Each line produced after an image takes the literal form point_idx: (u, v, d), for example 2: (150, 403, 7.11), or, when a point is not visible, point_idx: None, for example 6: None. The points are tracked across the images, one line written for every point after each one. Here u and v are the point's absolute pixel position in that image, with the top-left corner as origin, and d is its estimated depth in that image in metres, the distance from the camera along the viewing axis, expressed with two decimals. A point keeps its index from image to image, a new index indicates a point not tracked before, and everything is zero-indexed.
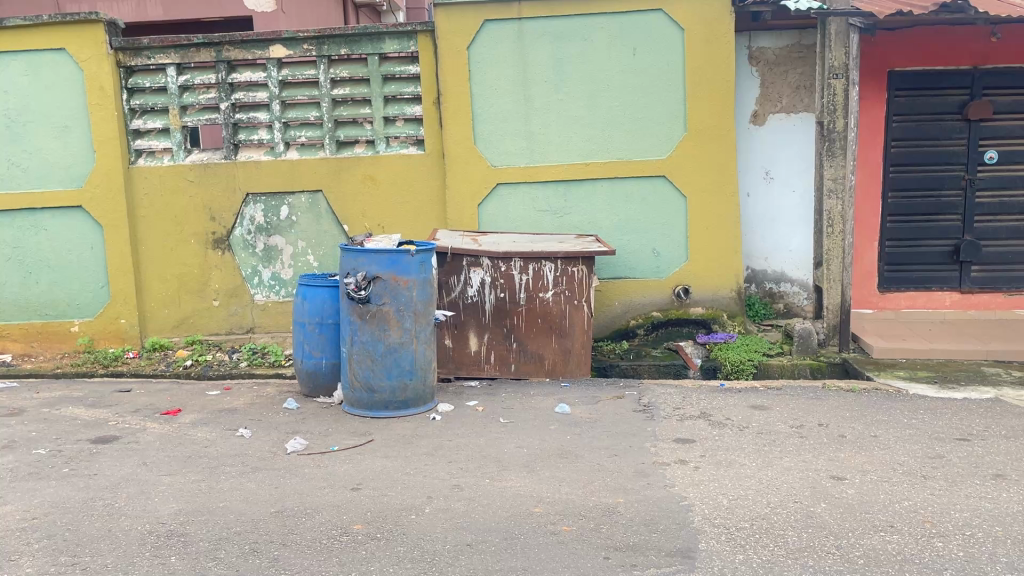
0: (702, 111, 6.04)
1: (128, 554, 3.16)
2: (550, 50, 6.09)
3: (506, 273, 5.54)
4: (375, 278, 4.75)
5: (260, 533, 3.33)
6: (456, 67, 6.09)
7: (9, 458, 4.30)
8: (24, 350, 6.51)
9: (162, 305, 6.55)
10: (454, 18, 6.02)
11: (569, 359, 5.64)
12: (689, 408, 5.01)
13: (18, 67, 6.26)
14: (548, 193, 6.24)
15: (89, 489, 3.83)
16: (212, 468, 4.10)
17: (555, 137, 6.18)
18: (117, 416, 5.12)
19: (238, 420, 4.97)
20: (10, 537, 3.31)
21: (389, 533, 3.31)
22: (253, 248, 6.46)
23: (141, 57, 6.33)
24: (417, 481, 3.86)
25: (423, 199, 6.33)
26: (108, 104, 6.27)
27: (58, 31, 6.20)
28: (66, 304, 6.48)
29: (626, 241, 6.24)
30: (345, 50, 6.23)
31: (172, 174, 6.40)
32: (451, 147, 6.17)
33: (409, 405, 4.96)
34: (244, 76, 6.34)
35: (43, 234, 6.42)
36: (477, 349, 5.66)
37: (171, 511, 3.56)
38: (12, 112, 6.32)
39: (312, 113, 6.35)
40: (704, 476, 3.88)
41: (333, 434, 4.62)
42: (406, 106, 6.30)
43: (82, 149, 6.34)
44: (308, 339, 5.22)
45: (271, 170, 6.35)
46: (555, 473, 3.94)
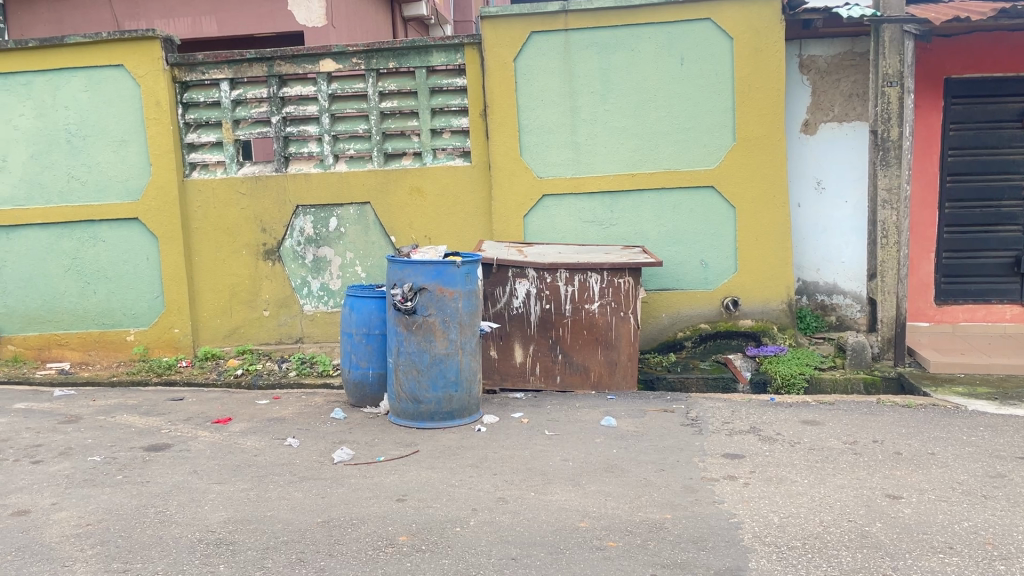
0: (751, 120, 5.97)
1: (179, 561, 3.20)
2: (597, 60, 6.07)
3: (552, 284, 5.53)
4: (421, 288, 4.77)
5: (307, 542, 3.35)
6: (502, 79, 6.11)
7: (65, 465, 4.40)
8: (82, 358, 6.70)
9: (214, 315, 6.67)
10: (500, 30, 6.04)
11: (615, 370, 5.59)
12: (738, 423, 4.92)
13: (79, 83, 6.46)
14: (595, 204, 6.20)
15: (141, 496, 3.91)
16: (261, 477, 4.15)
17: (601, 148, 6.15)
18: (169, 424, 5.22)
19: (287, 429, 5.03)
20: (65, 543, 3.39)
21: (434, 545, 3.30)
22: (302, 259, 6.55)
23: (196, 72, 6.48)
24: (463, 494, 3.85)
25: (469, 210, 6.34)
26: (164, 118, 6.42)
27: (117, 49, 6.39)
28: (123, 313, 6.65)
29: (674, 252, 6.18)
30: (394, 63, 6.30)
31: (225, 186, 6.52)
32: (497, 158, 6.17)
33: (454, 416, 4.97)
34: (295, 90, 6.44)
35: (102, 245, 6.60)
36: (523, 360, 5.64)
37: (221, 519, 3.61)
38: (72, 127, 6.52)
39: (361, 126, 6.43)
40: (754, 493, 3.80)
41: (379, 445, 4.65)
42: (453, 118, 6.34)
43: (137, 162, 6.50)
44: (355, 349, 5.27)
45: (319, 183, 6.43)
46: (602, 487, 3.90)
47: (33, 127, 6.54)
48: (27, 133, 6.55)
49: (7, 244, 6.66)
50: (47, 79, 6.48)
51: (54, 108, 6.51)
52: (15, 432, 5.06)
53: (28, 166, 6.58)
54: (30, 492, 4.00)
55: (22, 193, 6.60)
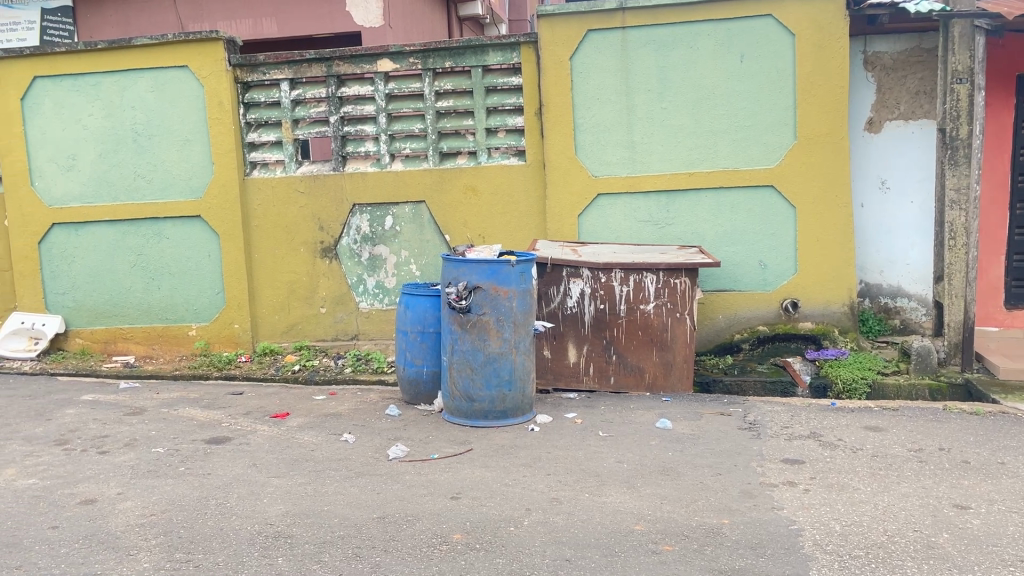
0: (813, 119, 5.85)
1: (239, 553, 3.26)
2: (654, 59, 6.01)
3: (606, 284, 5.49)
4: (475, 287, 4.78)
5: (363, 538, 3.38)
6: (559, 78, 6.09)
7: (131, 456, 4.53)
8: (146, 352, 6.89)
9: (272, 311, 6.79)
10: (556, 29, 6.02)
11: (670, 372, 5.53)
12: (797, 428, 4.82)
13: (145, 84, 6.64)
14: (650, 203, 6.13)
15: (203, 488, 4.00)
16: (318, 472, 4.21)
17: (658, 147, 6.08)
18: (230, 417, 5.33)
19: (343, 425, 5.09)
20: (131, 532, 3.48)
21: (488, 544, 3.31)
22: (358, 257, 6.63)
23: (257, 73, 6.59)
24: (517, 493, 3.84)
25: (524, 209, 6.34)
26: (226, 118, 6.56)
27: (181, 50, 6.55)
28: (185, 309, 6.82)
29: (731, 253, 6.08)
30: (450, 63, 6.33)
31: (284, 185, 6.63)
32: (552, 157, 6.15)
33: (508, 415, 4.97)
34: (353, 90, 6.52)
35: (166, 242, 6.77)
36: (577, 360, 5.61)
37: (279, 512, 3.67)
38: (139, 127, 6.70)
39: (417, 125, 6.48)
40: (814, 500, 3.71)
41: (433, 442, 4.67)
42: (508, 117, 6.34)
43: (200, 161, 6.65)
44: (410, 347, 5.30)
45: (376, 182, 6.50)
46: (657, 490, 3.86)
47: (101, 127, 6.75)
48: (96, 133, 6.76)
49: (76, 240, 6.88)
50: (115, 80, 6.68)
51: (121, 108, 6.70)
52: (83, 423, 5.22)
53: (96, 165, 6.78)
54: (97, 482, 4.12)
55: (90, 191, 6.81)
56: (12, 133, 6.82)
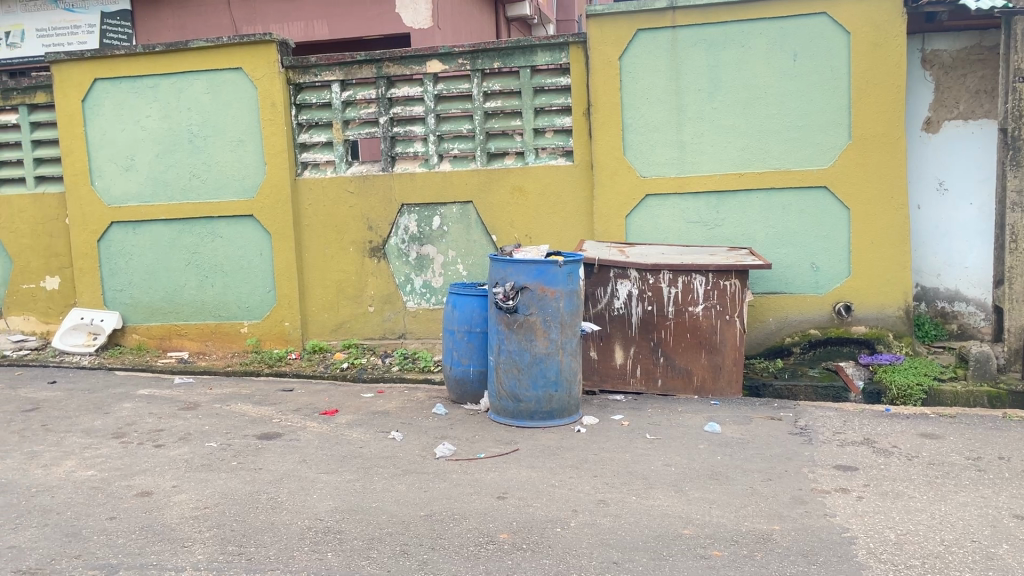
0: (868, 118, 5.74)
1: (289, 548, 3.31)
2: (704, 58, 5.95)
3: (654, 285, 5.45)
4: (523, 288, 4.79)
5: (411, 535, 3.41)
6: (607, 79, 6.06)
7: (185, 449, 4.63)
8: (200, 348, 7.04)
9: (322, 309, 6.88)
10: (606, 29, 5.99)
11: (719, 375, 5.46)
12: (850, 433, 4.73)
13: (201, 86, 6.79)
14: (700, 204, 6.06)
15: (255, 482, 4.07)
16: (366, 469, 4.25)
17: (708, 147, 6.02)
18: (280, 413, 5.42)
19: (390, 423, 5.13)
20: (186, 524, 3.56)
21: (535, 544, 3.31)
22: (406, 257, 6.68)
23: (309, 74, 6.69)
24: (564, 494, 3.84)
25: (571, 209, 6.32)
26: (278, 119, 6.67)
27: (236, 53, 6.68)
28: (237, 306, 6.95)
29: (783, 255, 5.99)
30: (499, 64, 6.36)
31: (334, 185, 6.72)
32: (600, 157, 6.12)
33: (554, 416, 4.96)
34: (402, 91, 6.58)
35: (219, 241, 6.91)
36: (624, 361, 5.57)
37: (329, 508, 3.72)
38: (194, 128, 6.85)
39: (465, 125, 6.51)
40: (868, 508, 3.63)
41: (479, 442, 4.69)
42: (556, 118, 6.33)
43: (253, 162, 6.77)
44: (457, 346, 5.33)
45: (424, 182, 6.55)
46: (706, 495, 3.82)
47: (159, 128, 6.92)
48: (154, 134, 6.93)
49: (134, 238, 7.06)
50: (172, 82, 6.84)
51: (178, 109, 6.86)
52: (139, 417, 5.36)
53: (153, 165, 6.95)
54: (153, 474, 4.23)
55: (148, 191, 6.98)
56: (74, 134, 7.03)
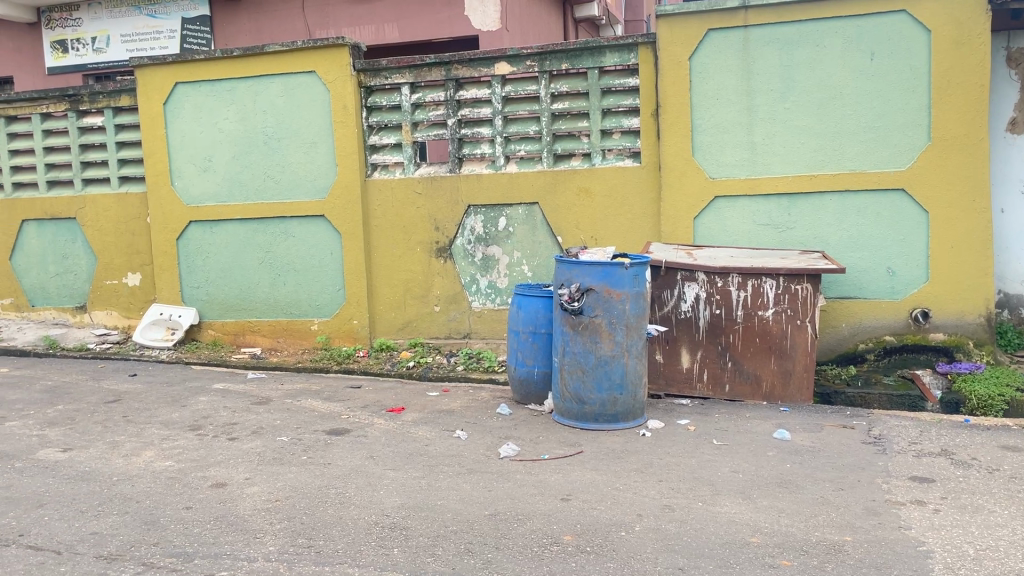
0: (950, 118, 5.56)
1: (357, 542, 3.38)
2: (777, 57, 5.83)
3: (723, 289, 5.38)
4: (589, 289, 4.78)
5: (475, 534, 3.44)
6: (676, 79, 5.99)
7: (257, 443, 4.76)
8: (272, 344, 7.22)
9: (389, 308, 6.98)
10: (676, 28, 5.93)
11: (789, 381, 5.35)
12: (926, 444, 4.58)
13: (276, 89, 6.97)
14: (771, 206, 5.95)
15: (324, 477, 4.16)
16: (431, 467, 4.30)
17: (780, 148, 5.90)
18: (348, 410, 5.52)
19: (455, 421, 5.18)
20: (258, 516, 3.66)
21: (599, 547, 3.30)
22: (472, 258, 6.74)
23: (379, 77, 6.81)
24: (628, 498, 3.81)
25: (638, 211, 6.28)
26: (350, 121, 6.80)
27: (310, 56, 6.83)
28: (308, 304, 7.11)
29: (857, 259, 5.83)
30: (566, 65, 6.35)
31: (403, 186, 6.81)
32: (669, 158, 6.06)
33: (619, 419, 4.93)
34: (470, 93, 6.64)
35: (292, 240, 7.08)
36: (690, 365, 5.50)
37: (395, 504, 3.78)
38: (269, 130, 7.04)
39: (532, 127, 6.52)
40: (945, 521, 3.52)
41: (543, 443, 4.70)
42: (623, 118, 6.29)
43: (325, 163, 6.92)
44: (521, 347, 5.35)
45: (491, 183, 6.58)
46: (774, 503, 3.75)
47: (236, 130, 7.13)
48: (231, 136, 7.14)
49: (211, 237, 7.29)
50: (248, 85, 7.04)
51: (254, 112, 7.05)
52: (214, 410, 5.53)
53: (230, 166, 7.17)
54: (227, 466, 4.36)
55: (224, 191, 7.20)
56: (156, 136, 7.30)
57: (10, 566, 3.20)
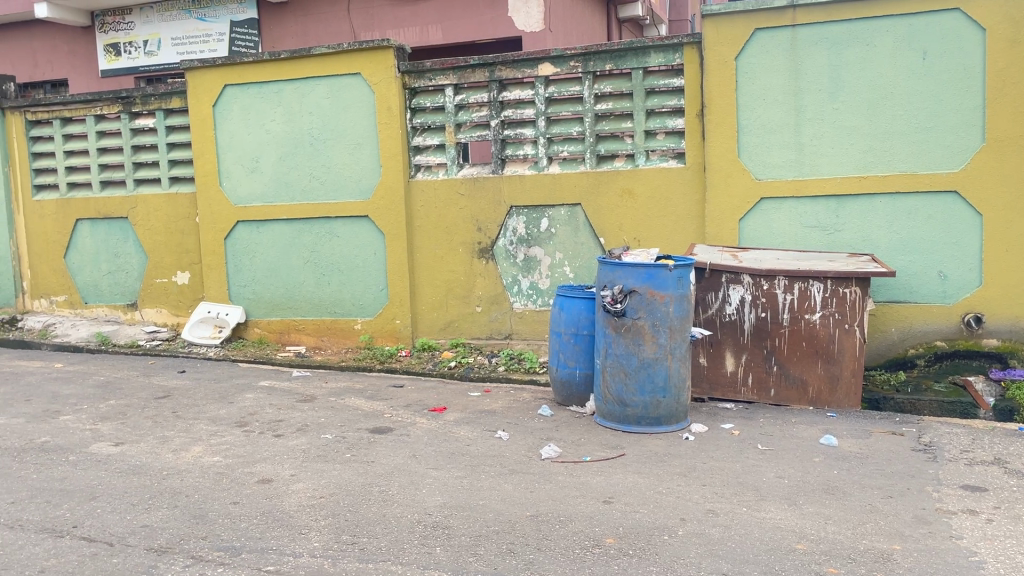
0: (1005, 119, 5.43)
1: (399, 540, 3.40)
2: (826, 57, 5.74)
3: (769, 291, 5.31)
4: (632, 291, 4.76)
5: (517, 534, 3.44)
6: (722, 79, 5.93)
7: (303, 440, 4.83)
8: (316, 343, 7.31)
9: (431, 308, 7.02)
10: (722, 28, 5.87)
11: (836, 387, 5.26)
12: (979, 452, 4.46)
13: (322, 91, 7.06)
14: (818, 208, 5.86)
15: (367, 474, 4.21)
16: (473, 467, 4.32)
17: (828, 149, 5.80)
18: (391, 409, 5.56)
19: (497, 422, 5.19)
20: (303, 512, 3.71)
21: (641, 550, 3.28)
22: (514, 258, 6.75)
23: (424, 79, 6.86)
24: (671, 502, 3.78)
25: (682, 212, 6.22)
26: (394, 122, 6.85)
27: (356, 58, 6.91)
28: (352, 303, 7.18)
29: (907, 262, 5.72)
30: (611, 66, 6.33)
31: (446, 187, 6.85)
32: (714, 159, 6.00)
33: (662, 422, 4.90)
34: (514, 94, 6.65)
35: (336, 240, 7.16)
36: (735, 369, 5.45)
37: (437, 503, 3.80)
38: (315, 131, 7.13)
39: (575, 128, 6.51)
40: (998, 532, 3.43)
41: (585, 445, 4.68)
42: (668, 119, 6.24)
43: (370, 164, 6.99)
44: (563, 348, 5.34)
45: (533, 184, 6.59)
46: (820, 509, 3.68)
47: (283, 131, 7.23)
48: (278, 137, 7.25)
49: (258, 237, 7.41)
50: (295, 87, 7.14)
51: (301, 113, 7.15)
52: (260, 407, 5.62)
53: (277, 167, 7.28)
54: (273, 463, 4.42)
55: (271, 191, 7.31)
56: (206, 137, 7.44)
57: (65, 557, 3.29)
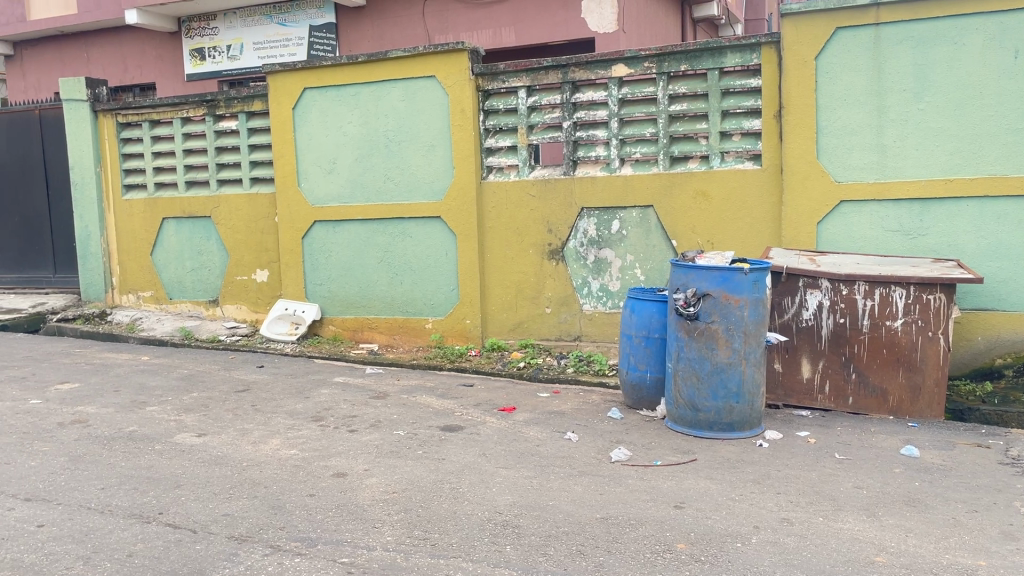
0: None
1: (470, 537, 3.44)
2: (911, 56, 5.56)
3: (848, 297, 5.17)
4: (705, 294, 4.70)
5: (587, 536, 3.44)
6: (802, 80, 5.80)
7: (376, 436, 4.92)
8: (388, 341, 7.44)
9: (501, 309, 7.06)
10: (802, 28, 5.75)
11: (918, 396, 5.10)
12: None
13: (398, 93, 7.18)
14: (901, 212, 5.68)
15: (438, 471, 4.26)
16: (543, 467, 4.33)
17: (912, 151, 5.62)
18: (462, 407, 5.62)
19: (567, 423, 5.20)
20: (376, 506, 3.78)
21: (713, 557, 3.24)
22: (585, 260, 6.73)
23: (497, 81, 6.89)
24: (744, 509, 3.73)
25: (757, 215, 6.12)
26: (467, 124, 6.92)
27: (431, 61, 7.00)
28: (423, 303, 7.28)
29: (995, 269, 5.50)
30: (685, 67, 6.25)
31: (517, 189, 6.88)
32: (791, 161, 5.88)
33: (734, 428, 4.82)
34: (587, 96, 6.64)
35: (409, 240, 7.27)
36: (811, 376, 5.32)
37: (507, 502, 3.83)
38: (390, 133, 7.25)
39: (649, 129, 6.46)
40: None
41: (656, 449, 4.65)
42: (744, 120, 6.13)
43: (443, 165, 7.07)
44: (634, 351, 5.31)
45: (605, 186, 6.56)
46: (900, 522, 3.58)
47: (359, 133, 7.38)
48: (354, 139, 7.40)
49: (333, 236, 7.58)
50: (372, 90, 7.28)
51: (376, 116, 7.29)
52: (335, 402, 5.75)
53: (353, 168, 7.43)
54: (347, 457, 4.52)
55: (347, 192, 7.47)
56: (285, 139, 7.65)
57: (151, 542, 3.42)
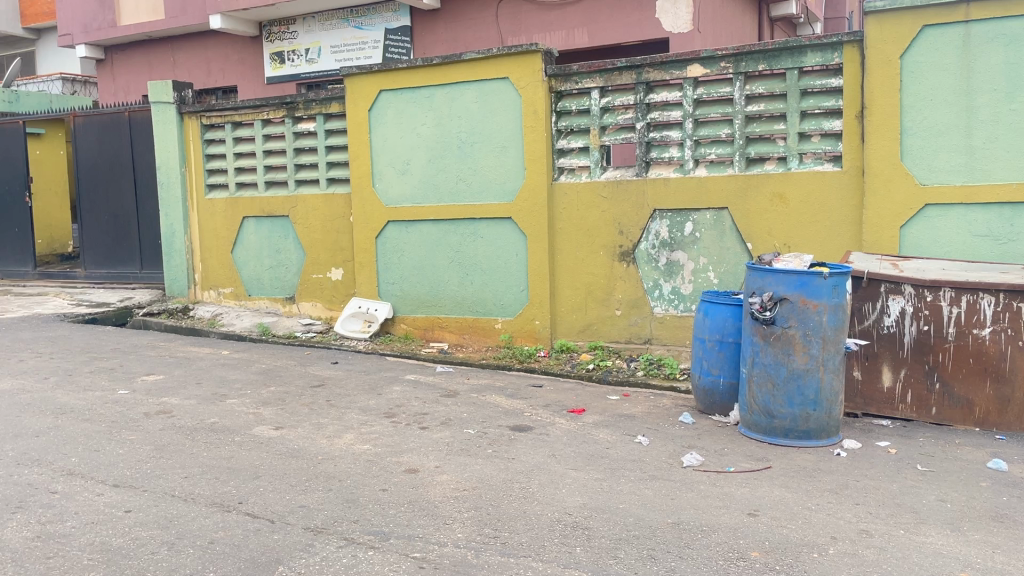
0: None
1: (540, 537, 3.44)
2: (1004, 54, 5.34)
3: (932, 303, 4.99)
4: (782, 298, 4.60)
5: (658, 540, 3.41)
6: (885, 79, 5.63)
7: (446, 433, 4.97)
8: (458, 340, 7.51)
9: (571, 310, 7.05)
10: (887, 25, 5.58)
11: (1007, 408, 4.89)
12: None
13: (471, 95, 7.24)
14: (990, 215, 5.45)
15: (508, 471, 4.28)
16: (613, 470, 4.31)
17: (1003, 153, 5.40)
18: (531, 408, 5.63)
19: (637, 426, 5.16)
20: (448, 503, 3.83)
21: (788, 566, 3.17)
22: (656, 262, 6.67)
23: (570, 82, 6.89)
24: (821, 519, 3.63)
25: (836, 218, 5.97)
26: (540, 125, 6.93)
27: (504, 63, 7.03)
28: (493, 303, 7.32)
29: None
30: (764, 66, 6.12)
31: (589, 190, 6.86)
32: (873, 163, 5.71)
33: (810, 436, 4.71)
34: (661, 97, 6.58)
35: (480, 241, 7.32)
36: (892, 384, 5.15)
37: (577, 503, 3.82)
38: (464, 134, 7.32)
39: (724, 130, 6.36)
40: None
41: (729, 455, 4.57)
42: (824, 121, 5.98)
43: (515, 166, 7.10)
44: (707, 355, 5.23)
45: (678, 187, 6.48)
46: (987, 537, 3.43)
47: (433, 135, 7.47)
48: (428, 140, 7.49)
49: (406, 236, 7.69)
50: (446, 91, 7.36)
51: (450, 117, 7.36)
52: (406, 399, 5.84)
53: (426, 169, 7.52)
54: (419, 453, 4.58)
55: (420, 192, 7.57)
56: (361, 140, 7.79)
57: (232, 530, 3.53)
